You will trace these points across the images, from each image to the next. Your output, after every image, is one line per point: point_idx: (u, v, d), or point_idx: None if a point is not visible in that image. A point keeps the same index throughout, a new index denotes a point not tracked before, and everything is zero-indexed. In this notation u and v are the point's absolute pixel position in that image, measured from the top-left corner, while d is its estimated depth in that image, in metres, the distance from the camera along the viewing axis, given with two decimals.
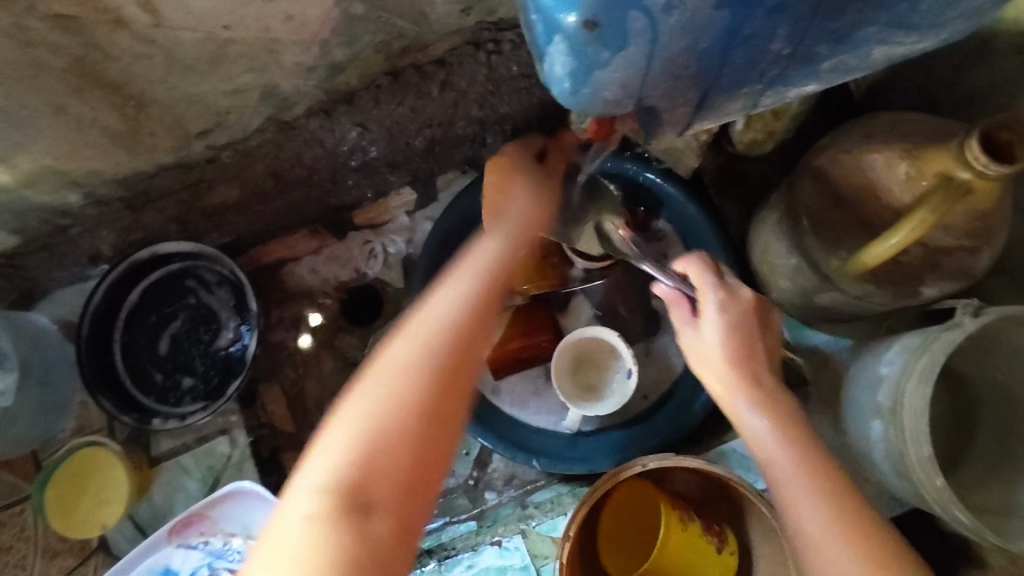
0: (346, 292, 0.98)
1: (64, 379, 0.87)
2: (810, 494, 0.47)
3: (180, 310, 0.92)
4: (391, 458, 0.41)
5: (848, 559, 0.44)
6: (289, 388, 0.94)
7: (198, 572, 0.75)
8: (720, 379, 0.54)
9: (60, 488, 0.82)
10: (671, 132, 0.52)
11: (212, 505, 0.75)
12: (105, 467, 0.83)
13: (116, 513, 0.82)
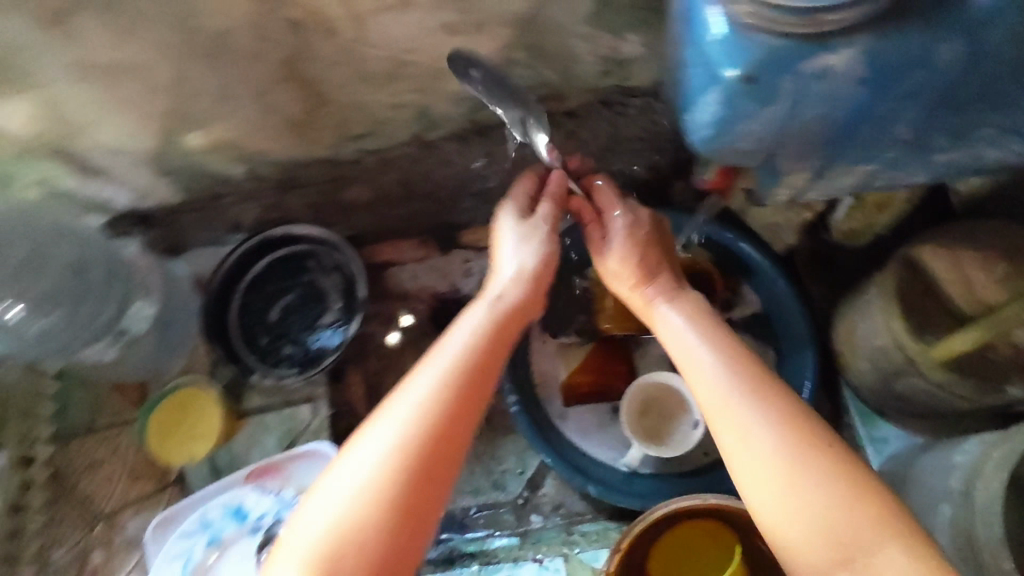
0: (439, 302, 1.06)
1: (185, 324, 0.98)
2: (765, 423, 0.48)
3: (296, 286, 1.01)
4: (356, 547, 0.44)
5: (816, 517, 0.44)
6: (371, 377, 1.02)
7: (265, 517, 0.80)
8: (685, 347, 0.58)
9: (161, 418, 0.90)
10: (786, 188, 0.59)
11: (291, 458, 0.82)
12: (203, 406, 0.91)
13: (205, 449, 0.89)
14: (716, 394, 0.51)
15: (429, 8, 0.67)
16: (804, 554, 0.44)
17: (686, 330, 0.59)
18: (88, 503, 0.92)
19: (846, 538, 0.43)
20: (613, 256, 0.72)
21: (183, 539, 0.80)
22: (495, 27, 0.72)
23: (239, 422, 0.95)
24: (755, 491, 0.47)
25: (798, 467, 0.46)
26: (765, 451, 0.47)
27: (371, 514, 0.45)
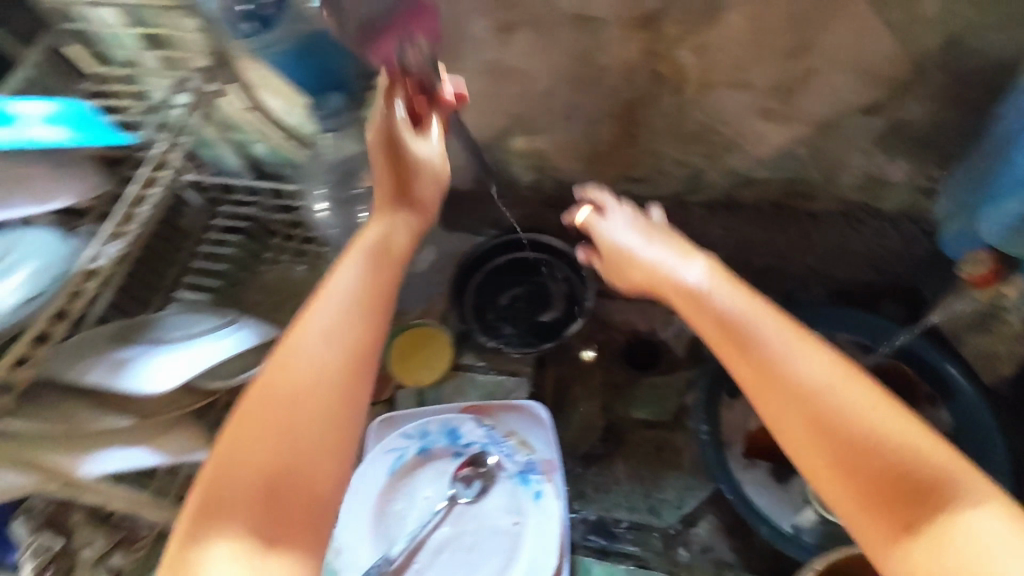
0: (634, 338, 1.17)
1: (432, 283, 1.16)
2: (805, 365, 0.57)
3: (527, 283, 1.15)
4: (278, 470, 0.55)
5: (842, 490, 0.52)
6: (561, 380, 1.14)
7: (472, 446, 0.92)
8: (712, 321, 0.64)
9: (403, 342, 1.06)
10: None
11: (506, 406, 0.93)
12: (436, 342, 1.06)
13: (432, 376, 1.05)
14: (764, 349, 0.59)
15: (760, 93, 0.87)
16: (861, 475, 0.52)
17: (700, 279, 0.68)
18: None
19: (902, 461, 0.51)
20: (617, 230, 0.80)
21: (404, 437, 0.92)
22: (800, 122, 0.90)
23: (451, 374, 1.09)
24: (804, 426, 0.54)
25: (857, 405, 0.54)
26: (821, 387, 0.55)
27: (332, 379, 0.58)
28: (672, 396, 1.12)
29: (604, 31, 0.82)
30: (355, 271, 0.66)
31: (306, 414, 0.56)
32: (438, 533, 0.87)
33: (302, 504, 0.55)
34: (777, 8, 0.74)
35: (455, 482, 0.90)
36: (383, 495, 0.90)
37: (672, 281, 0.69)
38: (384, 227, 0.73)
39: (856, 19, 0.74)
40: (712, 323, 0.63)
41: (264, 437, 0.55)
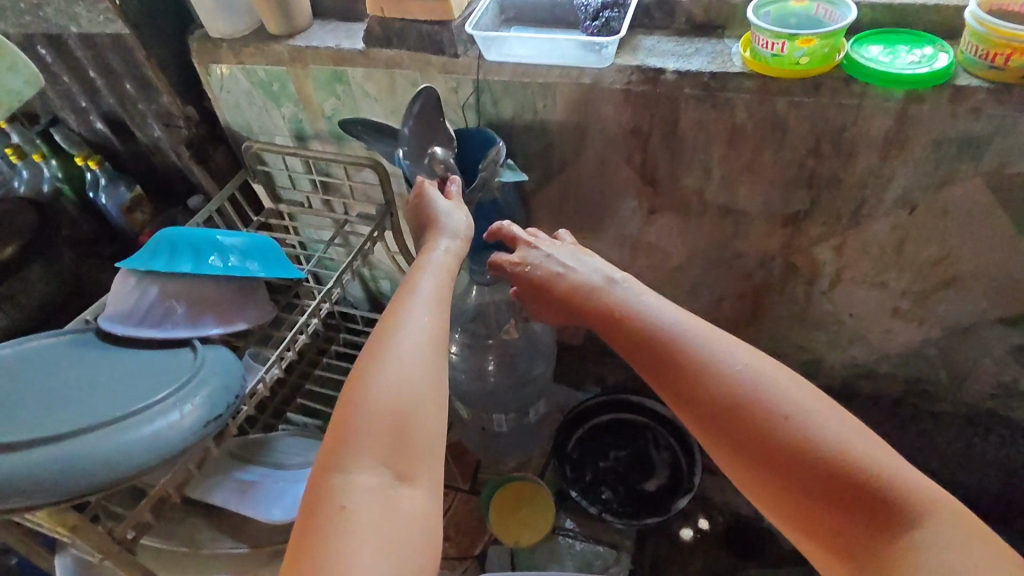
0: (737, 522, 1.11)
1: (533, 434, 1.16)
2: (793, 384, 0.52)
3: (629, 445, 1.13)
4: (380, 401, 0.49)
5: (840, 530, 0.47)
6: (658, 557, 1.07)
7: None
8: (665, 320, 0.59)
9: (503, 497, 1.03)
10: None
11: None
12: (535, 500, 1.03)
13: (531, 538, 1.00)
14: (706, 359, 0.54)
15: (892, 294, 0.90)
16: (809, 485, 0.48)
17: (628, 292, 0.64)
18: None
19: (873, 475, 0.46)
20: (557, 259, 0.72)
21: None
22: (931, 324, 0.91)
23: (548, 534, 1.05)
24: (755, 433, 0.50)
25: (807, 419, 0.49)
26: (789, 400, 0.51)
27: (437, 337, 0.55)
28: None
29: (747, 224, 0.89)
30: (433, 277, 0.63)
31: (423, 360, 0.53)
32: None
33: (416, 454, 0.49)
34: (922, 223, 0.80)
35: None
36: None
37: (597, 300, 0.65)
38: (451, 247, 0.69)
39: (1002, 240, 0.78)
40: (634, 337, 0.59)
41: (377, 374, 0.51)
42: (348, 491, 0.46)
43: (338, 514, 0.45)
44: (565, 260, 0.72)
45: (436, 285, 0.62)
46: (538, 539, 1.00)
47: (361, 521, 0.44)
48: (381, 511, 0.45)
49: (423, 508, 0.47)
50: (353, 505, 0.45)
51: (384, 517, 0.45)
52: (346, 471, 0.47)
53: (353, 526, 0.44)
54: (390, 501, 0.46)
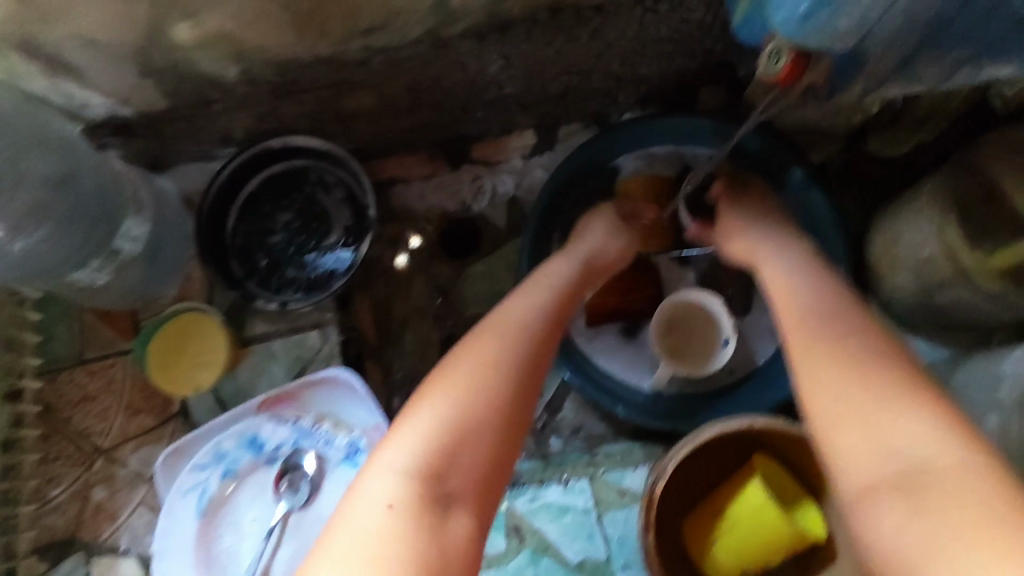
0: (448, 223, 1.00)
1: (175, 248, 0.90)
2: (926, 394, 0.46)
3: (294, 203, 0.93)
4: (470, 457, 0.52)
5: (856, 459, 0.45)
6: (378, 301, 0.97)
7: (282, 447, 0.76)
8: (834, 333, 0.55)
9: (160, 346, 0.82)
10: (860, 93, 0.56)
11: (305, 388, 0.77)
12: (201, 332, 0.83)
13: (211, 376, 0.82)
14: (860, 385, 0.49)
15: None
16: (883, 469, 0.44)
17: (804, 292, 0.62)
18: (84, 439, 0.88)
19: (898, 440, 0.44)
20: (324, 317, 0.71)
21: (200, 469, 0.75)
22: None
23: (241, 352, 0.88)
24: (847, 410, 0.48)
25: (872, 391, 0.48)
26: (896, 409, 0.46)
27: (520, 358, 0.61)
28: (504, 276, 0.97)
29: None
30: (512, 339, 0.62)
31: (482, 392, 0.56)
32: (278, 559, 0.73)
33: (454, 487, 0.51)
34: None
35: (280, 493, 0.75)
36: (202, 540, 0.74)
37: (840, 353, 0.53)
38: (571, 266, 0.74)
39: None
40: (838, 363, 0.52)
41: (489, 438, 0.54)
42: (386, 514, 0.47)
43: (359, 531, 0.46)
44: (780, 262, 0.68)
45: (523, 316, 0.65)
46: (220, 373, 0.83)
47: (393, 536, 0.46)
48: (418, 525, 0.47)
49: (464, 536, 0.49)
50: (382, 549, 0.45)
51: (364, 557, 0.44)
52: (372, 494, 0.49)
53: (380, 539, 0.46)
54: (435, 524, 0.48)
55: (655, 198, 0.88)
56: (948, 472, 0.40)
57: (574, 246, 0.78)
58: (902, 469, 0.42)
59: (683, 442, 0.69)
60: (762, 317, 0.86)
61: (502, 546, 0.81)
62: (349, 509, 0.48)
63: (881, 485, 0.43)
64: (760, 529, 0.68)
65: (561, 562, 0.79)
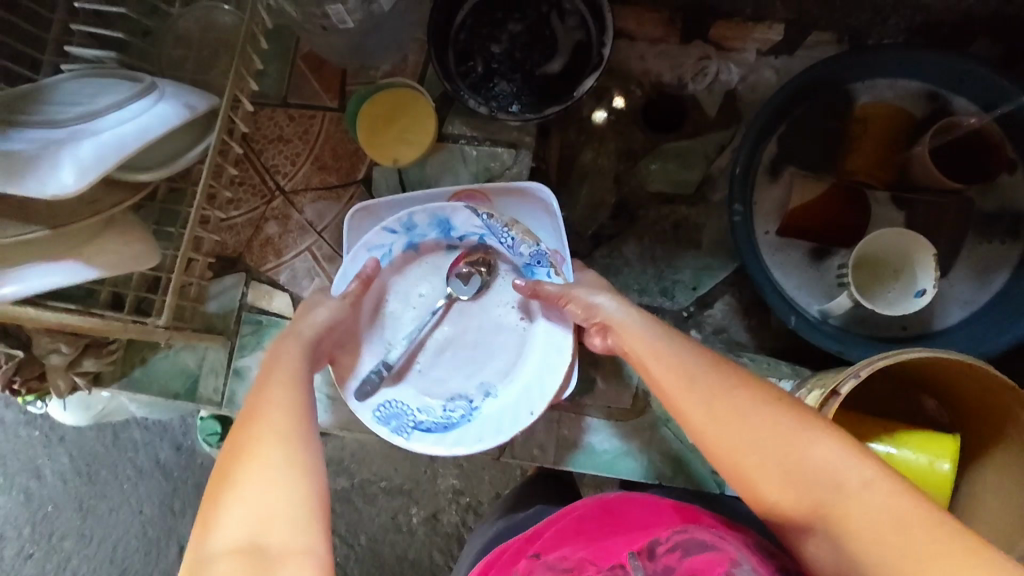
0: (659, 94, 0.98)
1: (405, 24, 0.90)
2: (786, 426, 0.54)
3: (524, 19, 0.91)
4: (279, 511, 0.49)
5: (785, 500, 0.54)
6: (568, 147, 0.97)
7: (468, 237, 0.79)
8: (711, 397, 0.57)
9: (370, 114, 0.84)
10: None
11: (499, 191, 0.78)
12: (407, 110, 0.85)
13: (413, 153, 0.85)
14: (756, 432, 0.55)
15: None
16: (800, 501, 0.53)
17: (690, 373, 0.58)
18: (270, 175, 0.92)
19: (809, 470, 0.52)
20: (409, 255, 0.79)
21: (390, 233, 0.77)
22: None
23: (435, 145, 0.90)
24: (757, 467, 0.54)
25: (762, 417, 0.55)
26: (791, 448, 0.53)
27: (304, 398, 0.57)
28: (697, 165, 0.96)
29: None
30: (281, 385, 0.57)
31: (268, 449, 0.52)
32: (439, 334, 0.78)
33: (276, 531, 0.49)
34: None
35: (453, 278, 0.79)
36: (380, 297, 0.78)
37: (728, 425, 0.56)
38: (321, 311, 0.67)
39: None
40: (729, 436, 0.55)
41: (288, 477, 0.51)
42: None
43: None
44: (617, 309, 0.65)
45: (285, 372, 0.58)
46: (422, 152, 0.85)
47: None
48: None
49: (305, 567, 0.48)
50: None
51: None
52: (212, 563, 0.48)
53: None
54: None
55: (893, 136, 0.84)
56: (853, 490, 0.50)
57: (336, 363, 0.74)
58: (820, 497, 0.52)
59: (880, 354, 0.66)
60: (954, 286, 0.83)
61: (627, 403, 0.85)
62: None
63: (802, 514, 0.53)
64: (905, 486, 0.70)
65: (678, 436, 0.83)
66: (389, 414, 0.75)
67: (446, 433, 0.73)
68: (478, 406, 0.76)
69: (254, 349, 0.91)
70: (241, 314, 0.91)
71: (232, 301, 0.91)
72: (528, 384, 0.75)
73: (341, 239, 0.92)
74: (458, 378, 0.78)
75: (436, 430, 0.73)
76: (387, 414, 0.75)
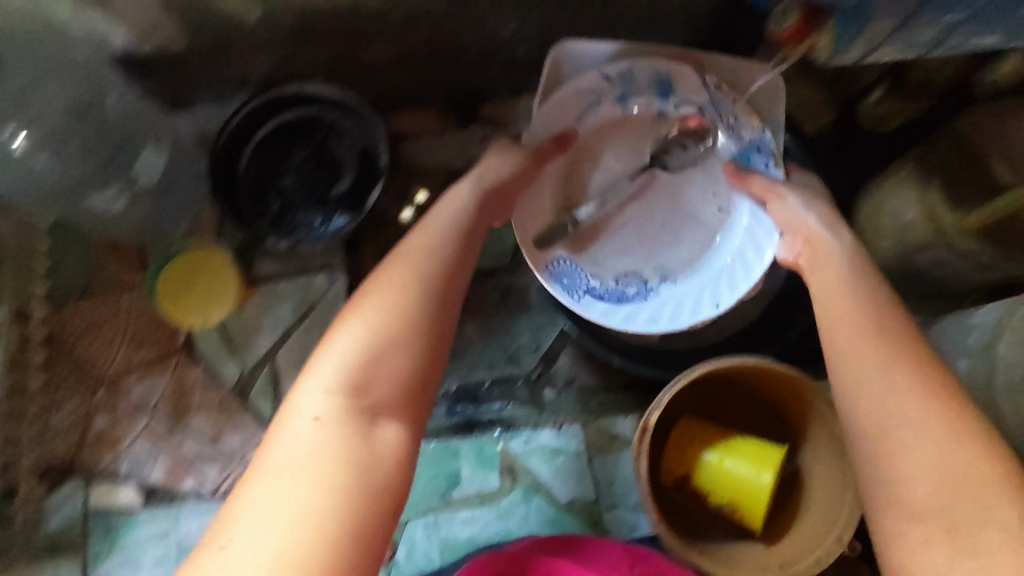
0: (455, 179, 1.02)
1: (187, 184, 0.92)
2: (922, 411, 0.54)
3: (305, 149, 0.95)
4: (307, 526, 0.48)
5: (913, 482, 0.52)
6: (384, 251, 0.99)
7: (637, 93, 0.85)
8: (889, 357, 0.57)
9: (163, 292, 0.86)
10: (854, 55, 0.60)
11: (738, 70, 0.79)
12: (192, 271, 0.87)
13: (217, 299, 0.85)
14: (912, 417, 0.54)
15: None
16: (920, 487, 0.52)
17: (846, 292, 0.63)
18: (87, 368, 0.89)
19: (970, 472, 0.51)
20: (626, 90, 0.85)
21: (606, 80, 0.84)
22: None
23: (246, 292, 0.91)
24: (911, 448, 0.53)
25: (939, 410, 0.54)
26: (934, 445, 0.52)
27: (421, 278, 0.63)
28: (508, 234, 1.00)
29: None
30: (363, 334, 0.58)
31: (324, 435, 0.53)
32: (627, 211, 0.89)
33: (382, 399, 0.57)
34: None
35: (671, 149, 0.87)
36: (589, 139, 0.87)
37: (902, 397, 0.55)
38: (446, 232, 0.68)
39: None
40: (886, 402, 0.56)
41: (334, 480, 0.51)
42: (319, 427, 0.54)
43: (294, 441, 0.53)
44: (827, 233, 0.69)
45: (372, 316, 0.59)
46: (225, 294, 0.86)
47: (333, 451, 0.53)
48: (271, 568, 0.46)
49: None
50: (224, 544, 0.47)
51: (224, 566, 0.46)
52: (303, 414, 0.54)
53: (320, 451, 0.52)
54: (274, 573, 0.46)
55: None
56: (984, 502, 0.49)
57: (518, 217, 0.84)
58: (932, 490, 0.51)
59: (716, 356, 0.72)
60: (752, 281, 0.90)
61: (495, 484, 0.85)
62: (282, 430, 0.54)
63: (923, 510, 0.51)
64: (747, 494, 0.72)
65: (551, 500, 0.84)
66: (574, 285, 0.86)
67: (649, 313, 0.85)
68: (656, 284, 0.87)
69: (108, 554, 0.85)
70: (87, 521, 0.85)
71: (73, 511, 0.85)
72: (704, 257, 0.87)
73: (175, 409, 0.89)
74: (635, 258, 0.89)
75: (607, 300, 0.85)
76: (561, 272, 0.86)
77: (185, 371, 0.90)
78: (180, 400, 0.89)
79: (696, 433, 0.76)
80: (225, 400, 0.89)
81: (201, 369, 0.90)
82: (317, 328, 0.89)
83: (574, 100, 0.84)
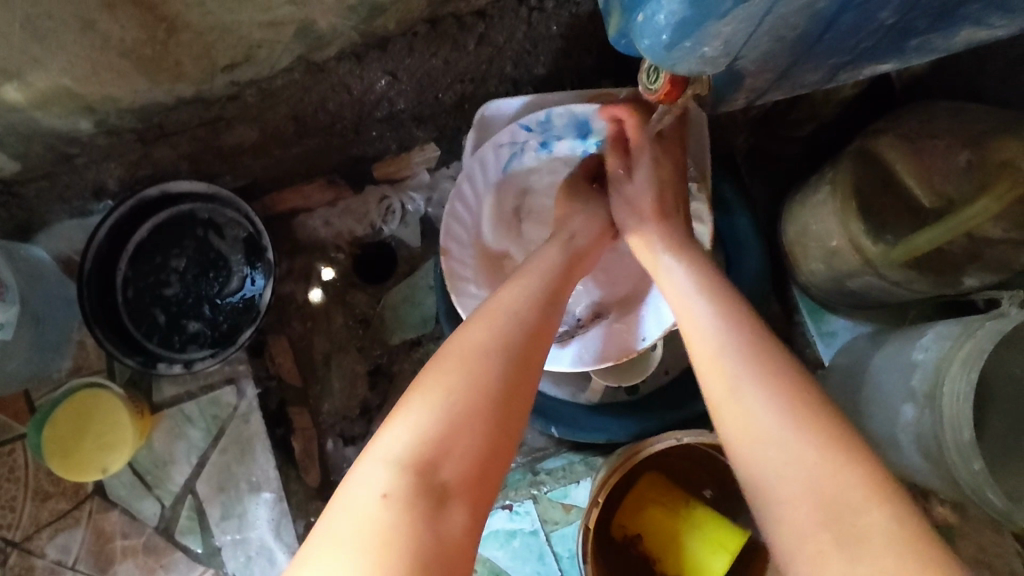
0: (360, 248, 0.94)
1: (60, 316, 0.83)
2: (778, 423, 0.47)
3: (185, 252, 0.87)
4: None
5: (796, 508, 0.44)
6: (297, 342, 0.91)
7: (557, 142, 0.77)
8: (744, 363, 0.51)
9: (60, 450, 0.78)
10: (740, 103, 0.52)
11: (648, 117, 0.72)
12: (79, 416, 0.79)
13: (124, 432, 0.80)
14: (764, 427, 0.48)
15: None
16: (804, 516, 0.44)
17: (692, 301, 0.58)
18: None
19: (845, 482, 0.44)
20: (536, 137, 0.76)
21: (523, 132, 0.76)
22: None
23: (150, 419, 0.85)
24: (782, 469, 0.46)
25: (796, 419, 0.47)
26: (799, 462, 0.45)
27: (502, 334, 0.55)
28: (427, 298, 0.93)
29: None
30: (433, 394, 0.50)
31: (388, 514, 0.44)
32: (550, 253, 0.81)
33: (448, 476, 0.47)
34: None
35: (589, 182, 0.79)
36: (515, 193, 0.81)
37: (751, 413, 0.49)
38: (514, 282, 0.61)
39: None
40: (741, 419, 0.49)
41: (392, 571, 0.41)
42: (384, 506, 0.45)
43: (352, 516, 0.44)
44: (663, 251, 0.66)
45: (449, 374, 0.51)
46: (129, 424, 0.80)
47: (396, 528, 0.44)
48: None
49: None
50: None
51: None
52: (365, 488, 0.46)
53: (382, 532, 0.43)
54: None
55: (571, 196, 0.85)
56: (869, 518, 0.42)
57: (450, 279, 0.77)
58: (820, 513, 0.43)
59: (667, 433, 0.70)
60: None
61: None
62: (340, 503, 0.46)
63: (810, 536, 0.43)
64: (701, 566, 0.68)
65: None
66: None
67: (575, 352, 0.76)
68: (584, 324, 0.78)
69: None
70: None
71: None
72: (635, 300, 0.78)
73: (98, 562, 0.82)
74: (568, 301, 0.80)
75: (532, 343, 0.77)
76: None
77: (102, 519, 0.83)
78: (101, 551, 0.83)
79: (658, 494, 0.72)
80: (150, 541, 0.83)
81: (119, 513, 0.83)
82: (234, 448, 0.85)
83: (492, 150, 0.77)
